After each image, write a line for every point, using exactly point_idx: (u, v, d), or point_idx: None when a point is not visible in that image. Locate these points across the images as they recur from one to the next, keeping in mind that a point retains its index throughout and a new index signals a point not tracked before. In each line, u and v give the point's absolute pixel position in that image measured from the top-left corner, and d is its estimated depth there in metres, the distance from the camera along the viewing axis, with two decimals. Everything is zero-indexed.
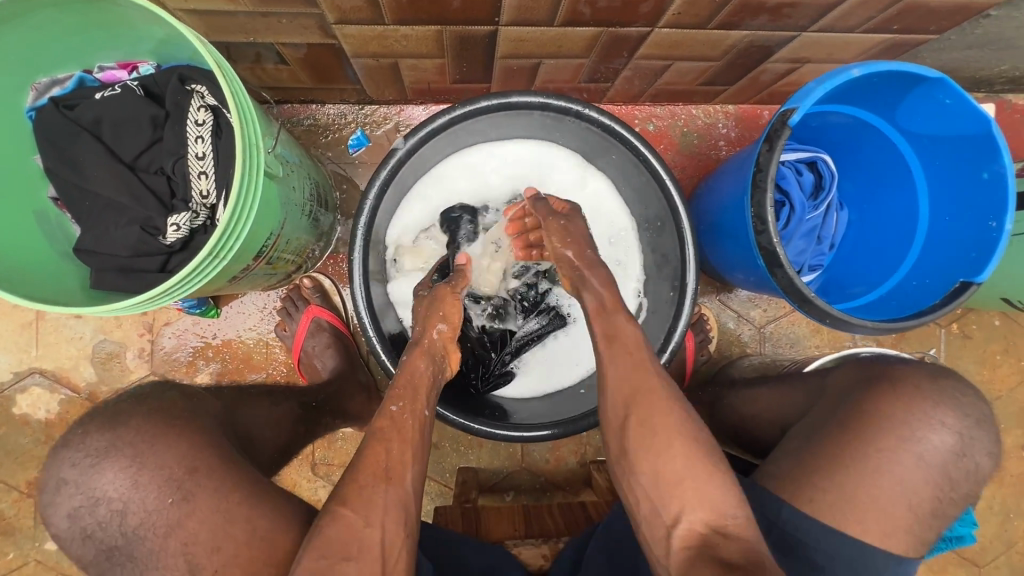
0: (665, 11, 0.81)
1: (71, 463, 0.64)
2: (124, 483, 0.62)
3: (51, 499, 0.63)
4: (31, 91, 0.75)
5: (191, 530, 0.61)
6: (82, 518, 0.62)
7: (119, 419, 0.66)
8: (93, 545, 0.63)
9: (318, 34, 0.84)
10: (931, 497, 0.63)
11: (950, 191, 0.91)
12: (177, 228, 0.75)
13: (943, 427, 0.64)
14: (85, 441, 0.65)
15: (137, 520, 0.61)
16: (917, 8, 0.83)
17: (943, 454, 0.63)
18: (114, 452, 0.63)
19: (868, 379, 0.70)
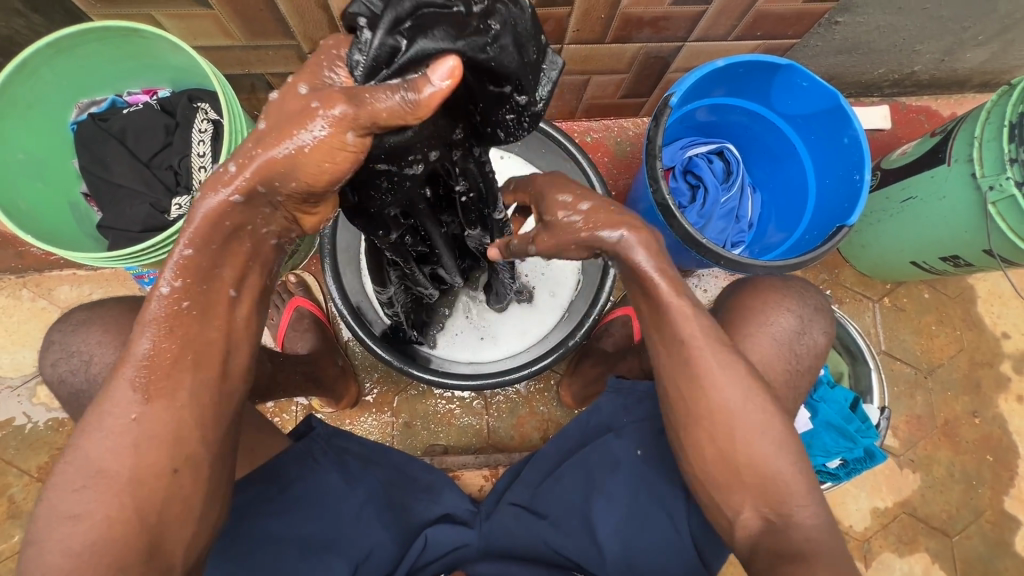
0: (566, 28, 1.03)
1: (60, 329, 0.82)
2: (95, 338, 0.79)
3: (46, 358, 0.81)
4: (75, 109, 0.97)
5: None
6: (61, 365, 0.80)
7: (99, 302, 0.84)
8: (66, 387, 0.80)
9: (297, 63, 1.07)
10: (785, 367, 0.80)
11: (826, 159, 1.08)
12: (179, 207, 0.94)
13: (789, 311, 0.83)
14: (68, 317, 0.83)
15: (97, 366, 0.78)
16: (766, 16, 1.04)
17: (789, 333, 0.82)
18: (92, 321, 0.81)
19: (740, 287, 0.88)
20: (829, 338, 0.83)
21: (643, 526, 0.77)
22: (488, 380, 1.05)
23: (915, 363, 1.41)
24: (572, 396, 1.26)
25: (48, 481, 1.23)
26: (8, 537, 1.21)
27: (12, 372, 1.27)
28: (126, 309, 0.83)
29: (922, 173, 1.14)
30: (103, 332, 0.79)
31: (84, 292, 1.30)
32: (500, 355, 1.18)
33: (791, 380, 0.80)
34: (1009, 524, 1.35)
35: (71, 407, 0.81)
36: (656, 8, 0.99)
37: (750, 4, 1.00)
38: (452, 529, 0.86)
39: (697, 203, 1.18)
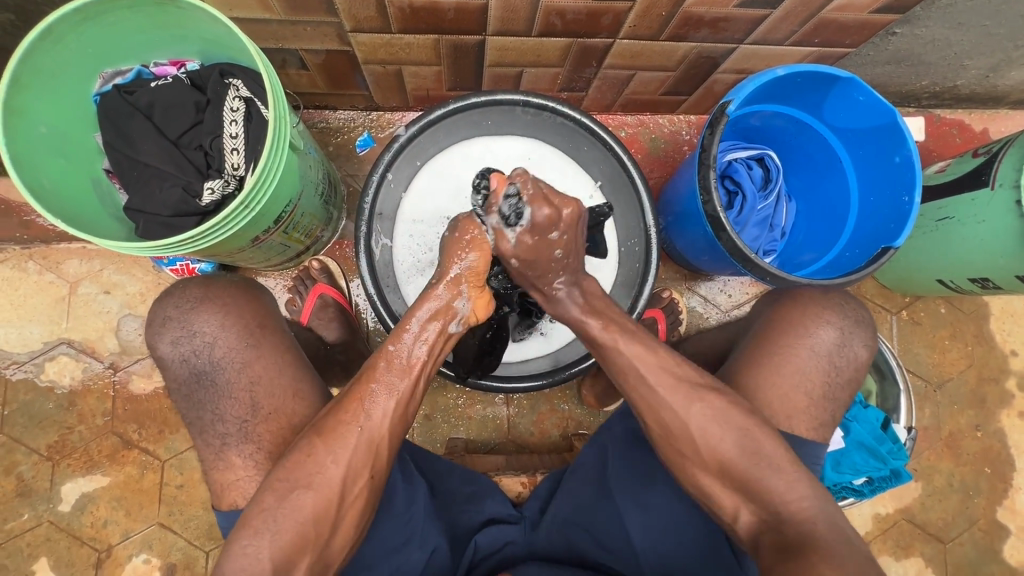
0: (623, 23, 0.98)
1: (175, 305, 0.82)
2: (217, 321, 0.81)
3: (156, 330, 0.81)
4: (98, 79, 0.91)
5: (256, 372, 0.81)
6: (183, 344, 0.80)
7: (212, 281, 0.85)
8: (187, 367, 0.80)
9: (336, 42, 1.01)
10: (822, 381, 0.81)
11: (872, 176, 1.07)
12: (212, 192, 0.90)
13: (828, 324, 0.83)
14: (185, 292, 0.83)
15: (223, 351, 0.80)
16: (829, 24, 1.00)
17: (830, 346, 0.83)
18: (209, 301, 0.82)
19: (776, 298, 0.89)
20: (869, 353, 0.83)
21: (678, 540, 0.80)
22: (508, 384, 1.00)
23: (925, 376, 1.44)
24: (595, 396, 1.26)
25: (58, 460, 1.20)
26: (18, 515, 1.19)
27: (19, 347, 1.22)
28: (242, 293, 0.85)
29: (962, 194, 1.15)
30: (224, 318, 0.81)
31: (95, 268, 1.24)
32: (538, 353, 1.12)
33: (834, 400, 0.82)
34: (1000, 533, 1.41)
35: (186, 390, 0.80)
36: (719, 9, 0.95)
37: (815, 11, 0.96)
38: (500, 532, 0.89)
39: (735, 209, 1.17)
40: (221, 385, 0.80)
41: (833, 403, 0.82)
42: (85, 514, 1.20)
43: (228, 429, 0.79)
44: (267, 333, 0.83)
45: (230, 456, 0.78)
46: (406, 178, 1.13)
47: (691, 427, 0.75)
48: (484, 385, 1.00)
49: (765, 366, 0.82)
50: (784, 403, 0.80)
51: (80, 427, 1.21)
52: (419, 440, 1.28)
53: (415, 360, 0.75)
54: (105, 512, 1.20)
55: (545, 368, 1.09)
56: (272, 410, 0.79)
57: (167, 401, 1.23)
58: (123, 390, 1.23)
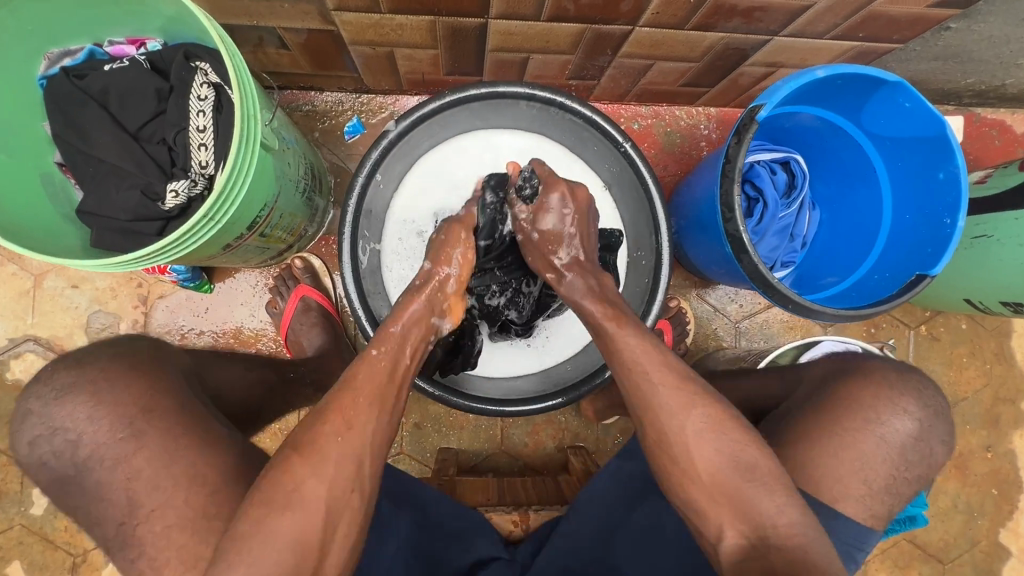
0: (645, 9, 0.86)
1: (38, 397, 0.70)
2: (84, 413, 0.68)
3: (19, 427, 0.70)
4: (43, 61, 0.80)
5: (136, 466, 0.67)
6: (47, 444, 0.68)
7: (86, 361, 0.72)
8: (53, 470, 0.68)
9: (318, 20, 0.89)
10: (887, 474, 0.73)
11: (909, 192, 0.97)
12: (176, 194, 0.80)
13: (906, 414, 0.75)
14: (52, 378, 0.71)
15: (93, 446, 0.67)
16: (878, 17, 0.88)
17: (903, 437, 0.75)
18: (77, 387, 0.69)
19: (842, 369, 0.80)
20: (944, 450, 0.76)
21: None
22: (499, 408, 0.92)
23: None
24: (594, 409, 1.20)
25: None
26: None
27: None
28: (125, 371, 0.71)
29: (1003, 211, 1.05)
30: (91, 409, 0.68)
31: None
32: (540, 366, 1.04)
33: (892, 487, 0.73)
34: (1001, 554, 1.38)
35: (60, 494, 0.69)
36: None
37: (865, 3, 0.84)
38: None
39: (754, 218, 1.07)
40: (89, 488, 0.67)
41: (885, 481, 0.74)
42: (58, 518, 1.15)
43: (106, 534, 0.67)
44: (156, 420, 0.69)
45: None
46: (396, 174, 1.03)
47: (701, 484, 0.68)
48: (472, 406, 0.93)
49: (829, 446, 0.73)
50: (829, 481, 0.72)
51: None
52: (407, 450, 1.22)
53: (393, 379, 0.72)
54: None
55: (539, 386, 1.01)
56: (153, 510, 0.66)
57: None
58: None
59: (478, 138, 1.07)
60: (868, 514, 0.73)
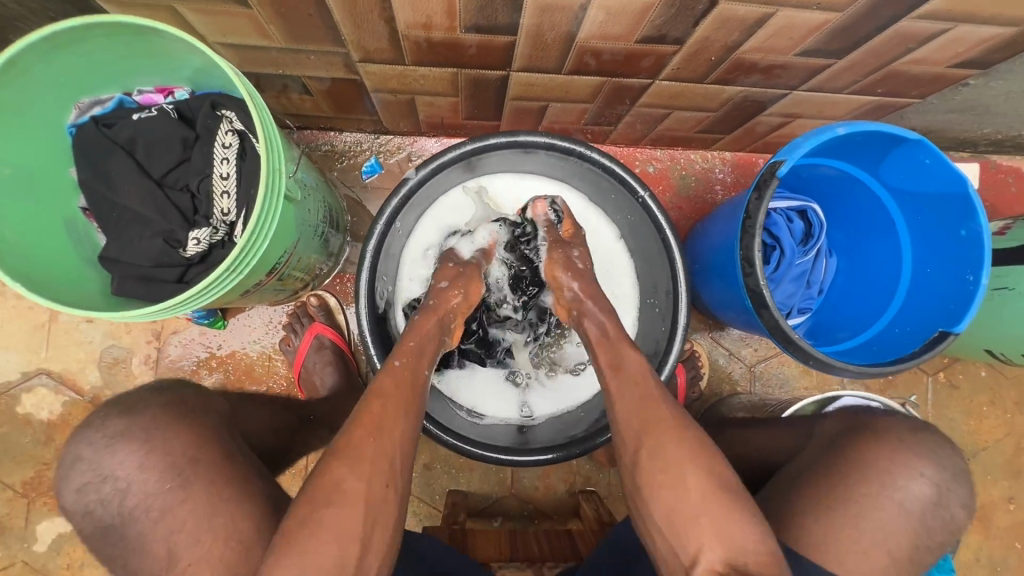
0: (665, 65, 0.87)
1: (89, 443, 0.69)
2: (134, 462, 0.67)
3: (65, 473, 0.69)
4: (74, 109, 0.80)
5: (180, 517, 0.66)
6: (91, 492, 0.67)
7: (137, 406, 0.72)
8: (92, 521, 0.67)
9: (342, 70, 0.90)
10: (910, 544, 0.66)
11: (929, 246, 0.96)
12: (198, 242, 0.81)
13: (922, 477, 0.67)
14: (104, 423, 0.70)
15: (138, 498, 0.66)
16: (898, 75, 0.89)
17: (923, 503, 0.67)
18: (130, 435, 0.69)
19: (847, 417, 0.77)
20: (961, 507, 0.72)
21: None
22: (512, 458, 0.90)
23: (958, 443, 1.34)
24: (607, 454, 1.18)
25: (33, 497, 1.14)
26: None
27: None
28: (173, 417, 0.71)
29: None
30: (142, 455, 0.67)
31: None
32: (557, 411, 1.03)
33: (917, 558, 0.66)
34: None
35: (96, 545, 0.68)
36: (777, 56, 0.83)
37: (886, 62, 0.85)
38: None
39: (771, 266, 1.07)
40: (134, 539, 0.66)
41: None
42: (61, 556, 1.14)
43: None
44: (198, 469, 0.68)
45: None
46: (416, 215, 1.04)
47: None
48: (483, 455, 0.91)
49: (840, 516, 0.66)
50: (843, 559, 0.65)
51: (58, 464, 1.14)
52: (417, 492, 1.21)
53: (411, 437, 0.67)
54: (82, 554, 1.14)
55: (559, 429, 1.00)
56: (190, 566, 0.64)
57: None
58: None
59: (500, 183, 1.09)
60: None
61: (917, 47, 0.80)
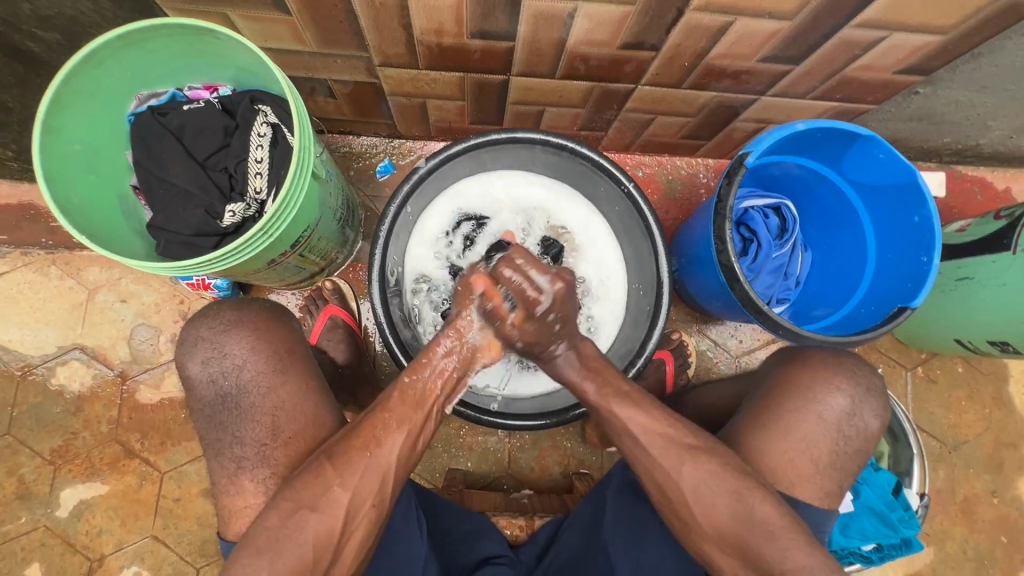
0: (645, 70, 1.00)
1: (208, 326, 0.87)
2: (245, 344, 0.85)
3: (188, 349, 0.86)
4: (135, 100, 0.94)
5: (280, 398, 0.85)
6: (211, 365, 0.85)
7: (244, 305, 0.90)
8: (213, 389, 0.85)
9: (364, 74, 1.04)
10: (830, 450, 0.78)
11: (889, 234, 1.06)
12: (233, 214, 0.92)
13: (839, 391, 0.80)
14: (221, 313, 0.88)
15: (251, 374, 0.84)
16: (851, 81, 1.01)
17: (839, 413, 0.79)
18: (242, 324, 0.87)
19: (787, 356, 0.87)
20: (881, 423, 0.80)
21: None
22: (506, 422, 0.97)
23: (939, 436, 1.40)
24: (599, 434, 1.25)
25: (59, 464, 1.22)
26: (15, 518, 1.20)
27: (33, 350, 1.24)
28: (274, 322, 0.89)
29: (983, 256, 1.14)
30: (253, 342, 0.85)
31: (114, 276, 1.28)
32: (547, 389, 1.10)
33: (835, 462, 0.78)
34: None
35: (211, 411, 0.84)
36: (742, 62, 0.96)
37: (838, 68, 0.97)
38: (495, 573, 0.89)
39: (749, 256, 1.16)
40: (246, 408, 0.84)
41: (846, 470, 0.79)
42: (81, 521, 1.20)
43: (245, 453, 0.82)
44: (295, 360, 0.88)
45: (262, 482, 0.82)
46: (428, 201, 1.15)
47: (693, 480, 0.73)
48: (476, 416, 0.98)
49: (770, 426, 0.79)
50: (790, 468, 0.77)
51: (84, 433, 1.23)
52: (418, 469, 1.27)
53: (429, 393, 0.76)
54: (101, 521, 1.21)
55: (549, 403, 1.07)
56: (292, 434, 0.83)
57: (171, 413, 1.25)
58: (129, 398, 1.24)
59: (508, 181, 1.20)
60: (823, 494, 0.78)
61: (862, 54, 0.92)
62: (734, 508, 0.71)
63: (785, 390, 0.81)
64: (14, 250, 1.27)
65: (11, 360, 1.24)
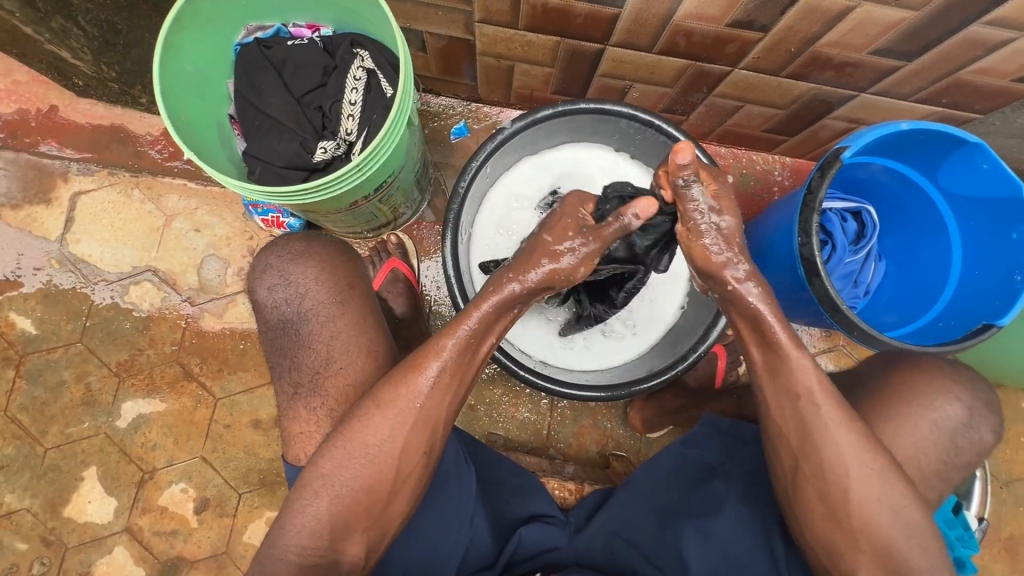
0: (747, 53, 0.98)
1: (277, 255, 0.91)
2: (311, 275, 0.89)
3: (258, 274, 0.91)
4: (243, 31, 0.97)
5: (338, 327, 0.87)
6: (277, 291, 0.89)
7: (313, 238, 0.93)
8: (277, 314, 0.88)
9: (461, 29, 1.04)
10: (938, 459, 0.78)
11: (979, 249, 1.02)
12: (325, 151, 0.94)
13: (957, 401, 0.78)
14: (289, 244, 0.92)
15: (312, 303, 0.87)
16: (963, 85, 0.97)
17: (954, 423, 0.78)
18: (308, 255, 0.90)
19: (893, 362, 0.85)
20: (995, 439, 0.79)
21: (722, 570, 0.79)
22: (561, 388, 0.98)
23: (992, 470, 1.35)
24: (643, 419, 1.24)
25: (124, 378, 1.28)
26: (78, 422, 1.26)
27: (110, 266, 1.30)
28: (337, 254, 0.92)
29: None
30: (320, 274, 0.89)
31: (191, 206, 1.32)
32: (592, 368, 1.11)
33: (940, 471, 0.78)
34: None
35: (272, 336, 0.89)
36: (852, 53, 0.93)
37: (953, 70, 0.93)
38: (542, 530, 0.89)
39: (823, 258, 1.12)
40: (304, 335, 0.87)
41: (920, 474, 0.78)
42: (137, 434, 1.26)
43: (309, 378, 0.85)
44: (354, 292, 0.90)
45: (325, 408, 0.84)
46: (510, 161, 1.15)
47: None
48: (533, 381, 0.98)
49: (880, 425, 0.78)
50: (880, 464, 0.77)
51: (149, 351, 1.28)
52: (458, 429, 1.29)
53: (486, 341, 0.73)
54: (156, 436, 1.26)
55: (599, 380, 1.07)
56: (338, 367, 0.85)
57: (231, 343, 1.29)
58: (194, 324, 1.29)
59: (597, 152, 1.19)
60: None
61: (984, 55, 0.88)
62: (805, 491, 0.71)
63: (881, 393, 0.81)
64: (101, 170, 1.33)
65: (89, 273, 1.30)
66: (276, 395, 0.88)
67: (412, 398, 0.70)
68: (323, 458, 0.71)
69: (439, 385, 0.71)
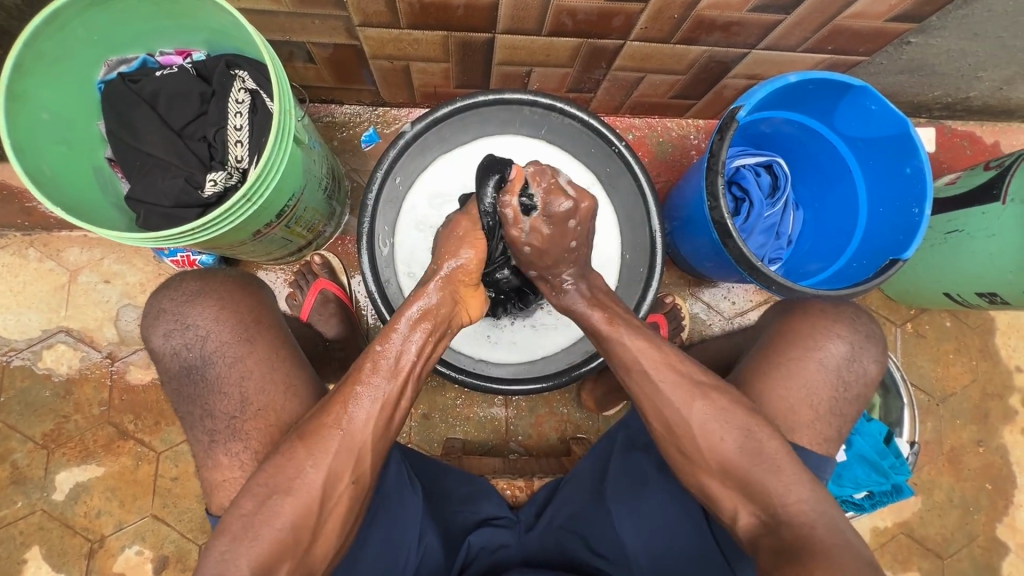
0: (634, 24, 0.97)
1: (170, 298, 0.87)
2: (210, 314, 0.85)
3: (151, 321, 0.86)
4: (104, 66, 0.90)
5: (248, 366, 0.84)
6: (175, 337, 0.84)
7: (208, 274, 0.90)
8: (178, 360, 0.84)
9: (343, 35, 1.00)
10: (830, 395, 0.82)
11: (882, 187, 1.06)
12: (215, 183, 0.89)
13: (839, 339, 0.84)
14: (182, 284, 0.88)
15: (216, 344, 0.84)
16: (843, 31, 0.99)
17: (839, 359, 0.84)
18: (205, 294, 0.87)
19: (785, 310, 0.90)
20: (879, 368, 0.85)
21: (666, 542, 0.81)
22: (502, 387, 0.98)
23: (927, 390, 1.42)
24: (595, 398, 1.25)
25: (53, 448, 1.20)
26: (12, 502, 1.19)
27: (16, 334, 1.22)
28: (238, 289, 0.89)
29: (972, 208, 1.14)
30: (219, 312, 0.85)
31: (96, 257, 1.24)
32: (531, 358, 1.10)
33: (836, 407, 0.82)
34: (999, 550, 1.40)
35: (179, 382, 0.84)
36: (732, 13, 0.94)
37: (829, 17, 0.95)
38: (492, 533, 0.92)
39: (742, 216, 1.14)
40: (212, 380, 0.83)
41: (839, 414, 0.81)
42: (78, 503, 1.20)
43: (230, 420, 0.82)
44: (261, 327, 0.87)
45: (253, 449, 0.80)
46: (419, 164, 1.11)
47: (690, 427, 0.74)
48: (475, 384, 0.99)
49: (772, 373, 0.83)
50: (788, 413, 0.81)
51: (76, 416, 1.21)
52: (416, 439, 1.27)
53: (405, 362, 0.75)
54: (99, 502, 1.20)
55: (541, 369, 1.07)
56: (260, 406, 0.82)
57: (164, 393, 1.23)
58: (120, 379, 1.22)
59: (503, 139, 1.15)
60: (819, 440, 0.82)
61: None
62: (733, 453, 0.73)
63: (780, 339, 0.86)
64: None
65: None
66: (189, 445, 0.83)
67: (338, 426, 0.71)
68: (252, 504, 0.69)
69: (369, 412, 0.72)
